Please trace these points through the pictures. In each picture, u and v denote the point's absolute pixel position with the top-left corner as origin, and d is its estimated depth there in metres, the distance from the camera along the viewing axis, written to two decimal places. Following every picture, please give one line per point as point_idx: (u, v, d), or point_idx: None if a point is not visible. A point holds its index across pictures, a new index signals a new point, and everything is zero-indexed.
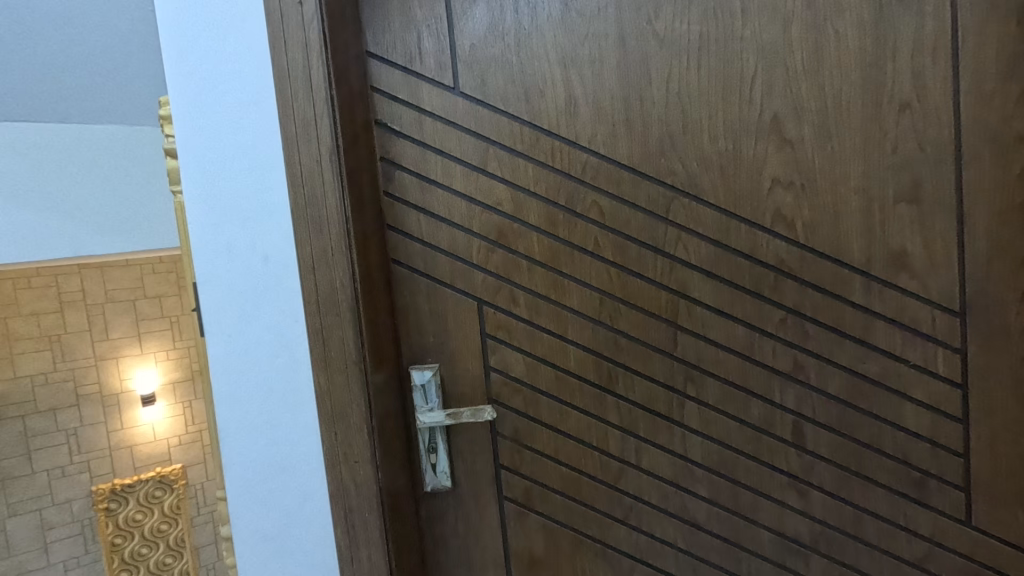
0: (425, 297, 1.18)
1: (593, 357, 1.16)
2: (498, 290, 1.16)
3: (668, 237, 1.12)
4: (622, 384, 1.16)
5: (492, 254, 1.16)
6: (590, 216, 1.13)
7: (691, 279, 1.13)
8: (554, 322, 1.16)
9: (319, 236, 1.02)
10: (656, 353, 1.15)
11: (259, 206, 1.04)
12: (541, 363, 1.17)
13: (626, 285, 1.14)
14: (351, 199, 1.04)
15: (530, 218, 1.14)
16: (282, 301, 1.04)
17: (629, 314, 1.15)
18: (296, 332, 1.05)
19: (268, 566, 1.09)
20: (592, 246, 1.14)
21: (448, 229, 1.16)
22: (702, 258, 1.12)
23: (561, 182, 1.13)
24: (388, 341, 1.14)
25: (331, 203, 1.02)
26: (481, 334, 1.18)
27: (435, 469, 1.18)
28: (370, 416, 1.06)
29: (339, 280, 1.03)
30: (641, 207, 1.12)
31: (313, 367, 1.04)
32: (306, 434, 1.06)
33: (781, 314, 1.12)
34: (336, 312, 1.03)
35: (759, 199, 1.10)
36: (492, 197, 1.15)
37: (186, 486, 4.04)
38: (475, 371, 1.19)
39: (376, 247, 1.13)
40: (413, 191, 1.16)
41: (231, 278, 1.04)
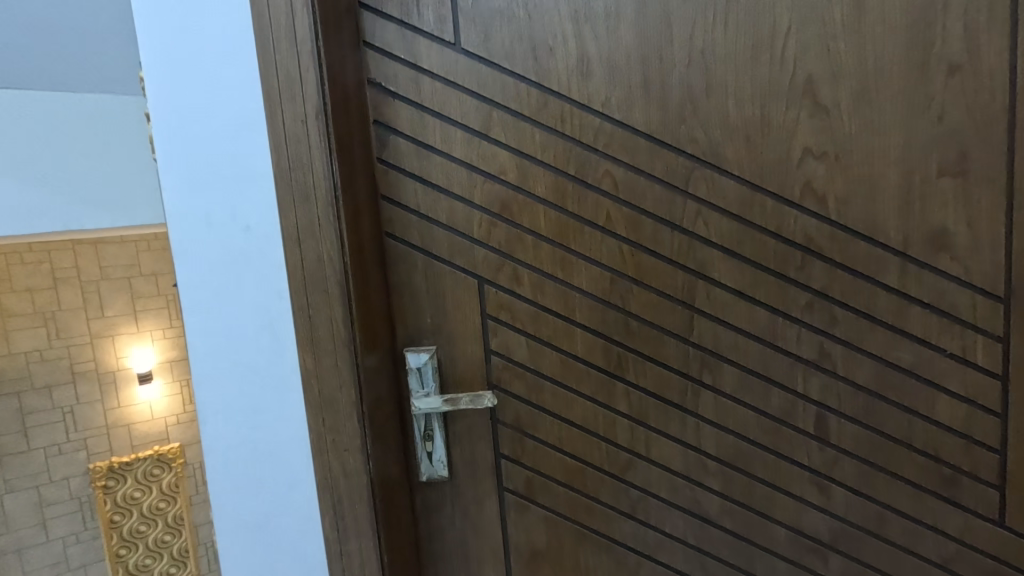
0: (422, 274, 1.09)
1: (602, 341, 1.08)
2: (500, 267, 1.08)
3: (687, 211, 1.03)
4: (633, 371, 1.08)
5: (494, 227, 1.07)
6: (602, 188, 1.04)
7: (710, 258, 1.04)
8: (560, 303, 1.07)
9: (304, 204, 0.93)
10: (670, 337, 1.06)
11: (239, 170, 0.94)
12: (546, 347, 1.09)
13: (639, 263, 1.05)
14: (340, 165, 0.95)
15: (537, 189, 1.05)
16: (265, 275, 0.96)
17: (642, 295, 1.06)
18: (280, 309, 0.96)
19: (253, 558, 1.02)
20: (604, 221, 1.05)
21: (447, 200, 1.07)
22: (723, 235, 1.03)
23: (571, 150, 1.04)
24: (380, 321, 1.06)
25: (317, 168, 0.92)
26: (481, 315, 1.09)
27: (431, 458, 1.11)
28: (361, 401, 0.98)
29: (327, 253, 0.94)
30: (658, 178, 1.03)
31: (299, 347, 0.96)
32: (292, 418, 0.98)
33: (807, 297, 1.03)
34: (324, 288, 0.95)
35: (787, 172, 1.00)
36: (495, 166, 1.05)
37: (185, 465, 4.01)
38: (474, 354, 1.10)
39: (368, 219, 1.04)
40: (409, 159, 1.06)
41: (210, 250, 0.95)
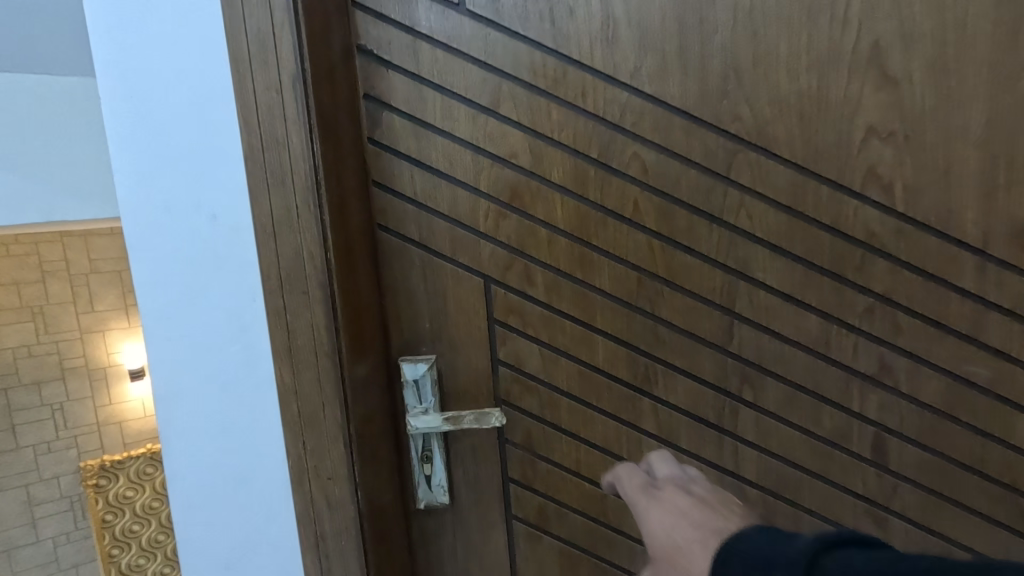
0: (420, 272, 0.95)
1: (627, 351, 0.94)
2: (510, 265, 0.93)
3: (728, 202, 0.89)
4: (662, 385, 0.94)
5: (504, 219, 0.92)
6: (628, 174, 0.90)
7: (754, 256, 0.89)
8: (580, 307, 0.93)
9: (280, 191, 0.79)
10: (706, 346, 0.92)
11: (205, 150, 0.80)
12: (562, 357, 0.95)
13: (672, 262, 0.91)
14: (324, 145, 0.80)
15: (553, 175, 0.91)
16: (235, 274, 0.81)
17: (674, 298, 0.92)
18: (254, 313, 0.82)
19: None
20: (630, 213, 0.90)
21: (449, 188, 0.92)
22: (770, 229, 0.89)
23: (593, 130, 0.89)
24: (371, 327, 0.92)
25: (295, 148, 0.78)
26: (488, 320, 0.95)
27: (430, 482, 0.98)
28: (348, 421, 0.84)
29: (306, 248, 0.80)
30: (694, 163, 0.88)
31: (274, 358, 0.82)
32: (269, 441, 0.85)
33: (867, 301, 0.89)
34: (303, 290, 0.80)
35: (846, 155, 0.86)
36: (504, 148, 0.91)
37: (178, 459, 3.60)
38: (479, 365, 0.96)
39: (357, 208, 0.89)
40: (405, 140, 0.92)
41: (172, 244, 0.81)
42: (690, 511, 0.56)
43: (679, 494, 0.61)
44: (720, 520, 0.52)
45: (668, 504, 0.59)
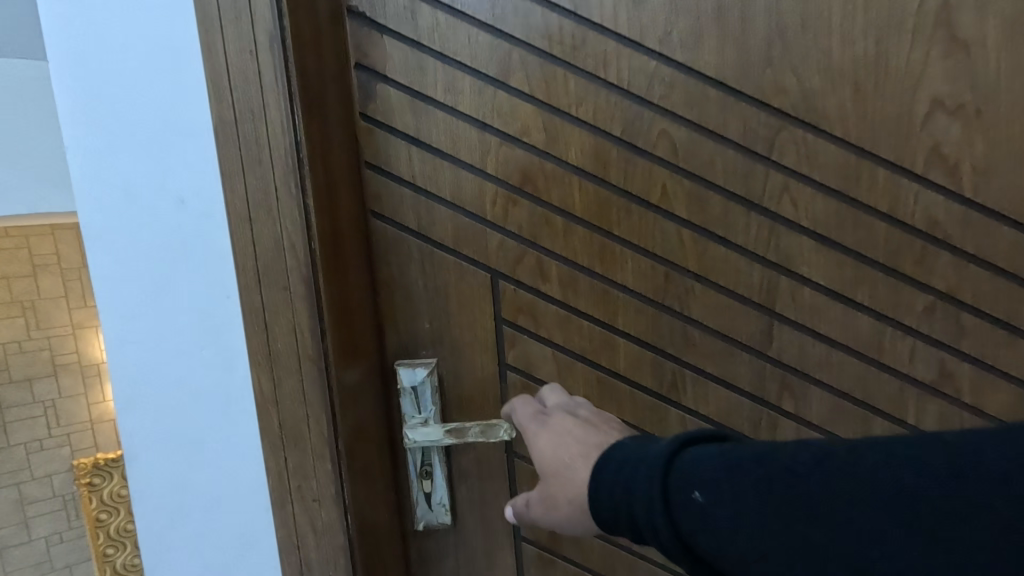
0: (419, 266, 0.84)
1: (652, 355, 0.83)
2: (520, 258, 0.83)
3: (770, 186, 0.78)
4: (691, 393, 0.84)
5: (513, 206, 0.82)
6: (656, 155, 0.79)
7: (799, 249, 0.79)
8: (599, 305, 0.83)
9: (256, 170, 0.68)
10: (742, 350, 0.82)
11: (170, 123, 0.69)
12: (578, 361, 0.84)
13: (704, 255, 0.80)
14: (306, 118, 0.69)
15: (569, 156, 0.80)
16: (206, 266, 0.71)
17: (706, 296, 0.81)
18: (228, 312, 0.71)
19: None
20: (658, 199, 0.80)
21: (451, 170, 0.82)
22: (817, 218, 0.78)
23: (616, 104, 0.78)
24: (363, 328, 0.81)
25: (273, 121, 0.67)
26: (496, 319, 0.85)
27: (430, 501, 0.87)
28: (336, 436, 0.73)
29: (287, 238, 0.69)
30: (731, 141, 0.78)
31: (251, 365, 0.72)
32: (246, 456, 0.74)
33: (927, 299, 0.78)
34: (283, 285, 0.70)
35: (906, 133, 0.75)
36: (514, 124, 0.80)
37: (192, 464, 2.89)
38: (486, 370, 0.86)
39: (347, 193, 0.78)
40: (402, 116, 0.81)
41: (136, 232, 0.71)
42: (574, 430, 0.62)
43: (566, 419, 0.65)
44: (603, 439, 0.59)
45: (556, 429, 0.64)
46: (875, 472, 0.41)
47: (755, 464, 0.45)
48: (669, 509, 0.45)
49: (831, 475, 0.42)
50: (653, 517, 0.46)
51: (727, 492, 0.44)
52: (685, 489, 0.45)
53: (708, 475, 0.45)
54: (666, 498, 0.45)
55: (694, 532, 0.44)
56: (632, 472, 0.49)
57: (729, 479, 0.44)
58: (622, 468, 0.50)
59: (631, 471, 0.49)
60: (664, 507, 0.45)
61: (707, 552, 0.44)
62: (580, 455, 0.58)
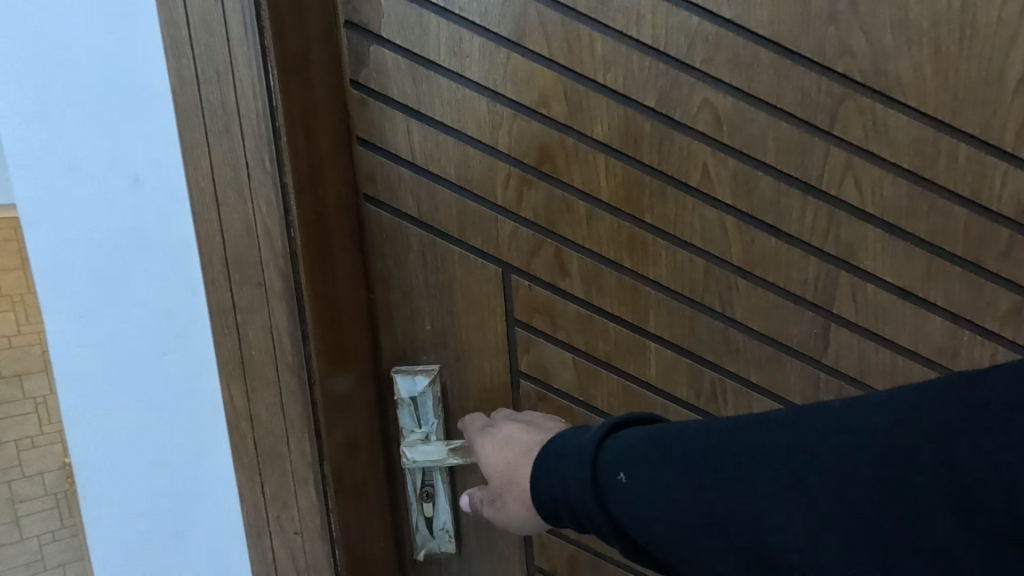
0: (420, 258, 0.73)
1: (688, 361, 0.72)
2: (536, 250, 0.72)
3: (830, 166, 0.66)
4: (733, 406, 0.73)
5: (529, 189, 0.70)
6: (696, 129, 0.67)
7: (862, 239, 0.67)
8: (628, 304, 0.71)
9: (223, 141, 0.56)
10: (791, 357, 0.71)
11: (120, 83, 0.57)
12: (603, 369, 0.73)
13: (750, 247, 0.69)
14: (284, 79, 0.58)
15: (594, 130, 0.68)
16: (167, 257, 0.59)
17: (751, 294, 0.70)
18: (193, 312, 0.60)
19: None
20: (698, 181, 0.68)
21: (457, 147, 0.70)
22: (884, 204, 0.67)
23: (650, 68, 0.67)
24: (355, 330, 0.70)
25: (243, 82, 0.56)
26: (508, 320, 0.74)
27: (432, 527, 0.77)
28: (321, 457, 0.62)
29: (261, 223, 0.58)
30: (786, 112, 0.66)
31: (220, 374, 0.60)
32: (216, 480, 0.63)
33: (1012, 299, 0.67)
34: (257, 280, 0.59)
35: (996, 103, 0.63)
36: (531, 93, 0.68)
37: None
38: (496, 378, 0.75)
39: (335, 173, 0.67)
40: (399, 83, 0.69)
41: (80, 216, 0.59)
42: (519, 434, 0.63)
43: (512, 425, 0.65)
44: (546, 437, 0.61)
45: (502, 438, 0.64)
46: (776, 441, 0.44)
47: (670, 447, 0.48)
48: (598, 491, 0.49)
49: (726, 446, 0.46)
50: (584, 498, 0.49)
51: (646, 472, 0.47)
52: (610, 470, 0.49)
53: (629, 456, 0.49)
54: (594, 481, 0.49)
55: (621, 510, 0.48)
56: (564, 460, 0.52)
57: (653, 464, 0.47)
58: (561, 461, 0.52)
59: (566, 462, 0.51)
60: (593, 489, 0.49)
61: (638, 534, 0.47)
62: (523, 452, 0.61)
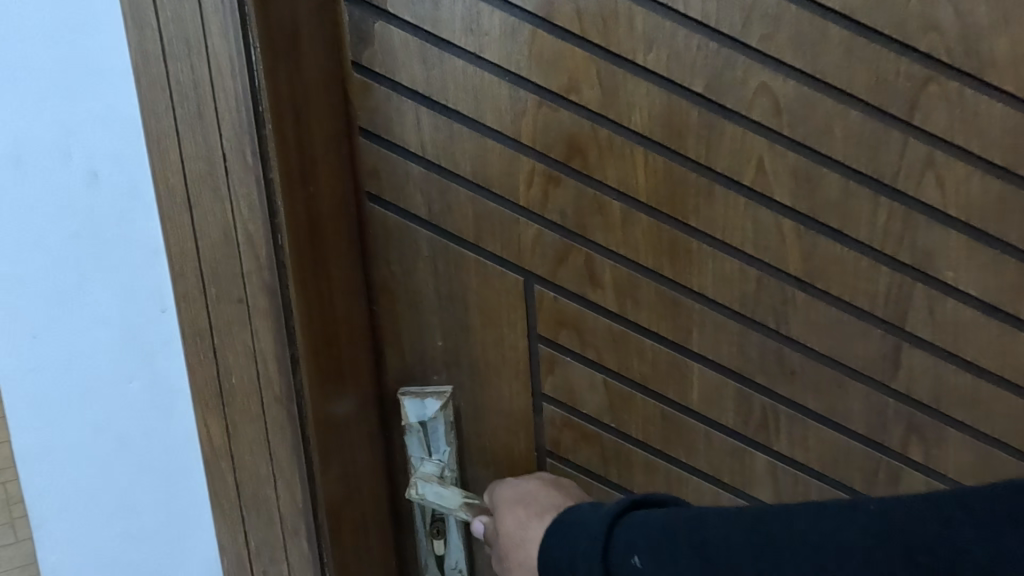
0: (431, 265, 0.64)
1: (734, 384, 0.63)
2: (563, 257, 0.63)
3: (907, 162, 0.57)
4: (787, 435, 0.64)
5: (555, 187, 0.61)
6: (751, 119, 0.58)
7: (943, 247, 0.58)
8: (667, 319, 0.63)
9: (197, 134, 0.48)
10: (855, 380, 0.62)
11: (70, 61, 0.47)
12: (637, 392, 0.65)
13: (811, 255, 0.60)
14: (269, 57, 0.49)
15: (632, 120, 0.59)
16: (129, 268, 0.50)
17: (809, 309, 0.61)
18: (163, 331, 0.52)
19: None
20: (751, 179, 0.59)
21: (473, 139, 0.61)
22: (970, 206, 0.57)
23: (698, 47, 0.57)
24: (354, 349, 0.62)
25: (220, 61, 0.47)
26: (530, 336, 0.65)
27: (443, 566, 0.69)
28: (316, 500, 0.55)
29: (242, 229, 0.49)
30: (857, 99, 0.57)
31: (197, 405, 0.52)
32: (193, 522, 0.55)
33: None
34: (237, 296, 0.50)
35: None
36: (559, 77, 0.59)
37: None
38: (516, 401, 0.66)
39: (331, 169, 0.58)
40: (408, 64, 0.60)
41: (18, 218, 0.49)
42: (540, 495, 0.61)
43: (535, 483, 0.63)
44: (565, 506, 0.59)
45: (522, 493, 0.61)
46: (800, 536, 0.43)
47: (689, 535, 0.46)
48: None
49: (749, 541, 0.44)
50: None
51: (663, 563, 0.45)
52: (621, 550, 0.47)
53: (645, 544, 0.47)
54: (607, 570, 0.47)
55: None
56: (574, 543, 0.51)
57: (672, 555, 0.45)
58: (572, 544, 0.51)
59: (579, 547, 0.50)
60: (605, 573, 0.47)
61: None
62: (537, 515, 0.58)
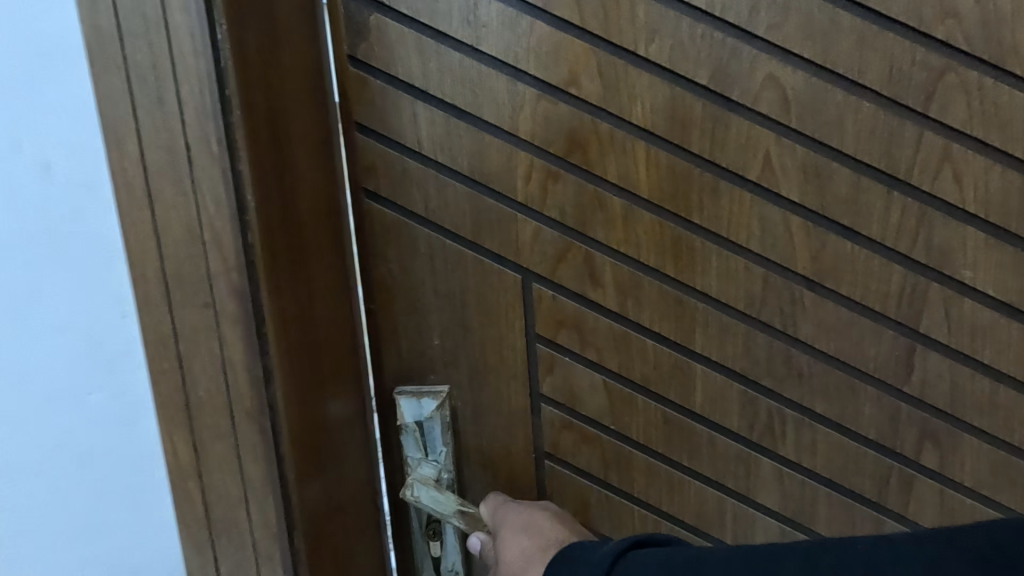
0: (428, 263, 0.63)
1: (739, 387, 0.61)
2: (562, 255, 0.61)
3: (922, 156, 0.55)
4: (794, 440, 0.61)
5: (554, 183, 0.60)
6: (757, 112, 0.56)
7: (960, 244, 0.56)
8: (670, 319, 0.61)
9: (160, 128, 0.44)
10: (866, 384, 0.59)
11: (11, 41, 0.42)
12: (638, 394, 0.63)
13: (820, 253, 0.58)
14: (240, 58, 0.46)
15: (634, 114, 0.58)
16: (84, 270, 0.46)
17: (819, 309, 0.59)
18: (124, 338, 0.48)
19: None
20: (757, 174, 0.57)
21: (470, 134, 0.60)
22: (990, 201, 0.55)
23: (703, 37, 0.55)
24: (338, 355, 0.60)
25: (183, 45, 0.43)
26: (529, 336, 0.63)
27: (439, 568, 0.68)
28: (290, 519, 0.53)
29: (208, 228, 0.46)
30: (870, 90, 0.54)
31: (161, 421, 0.49)
32: (164, 538, 0.52)
33: None
34: (205, 300, 0.47)
35: None
36: (558, 69, 0.57)
37: None
38: (514, 401, 0.65)
39: (314, 169, 0.56)
40: (405, 57, 0.59)
41: None
42: (543, 528, 0.59)
43: (539, 513, 0.61)
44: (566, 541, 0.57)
45: (524, 525, 0.59)
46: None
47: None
48: None
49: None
50: None
51: None
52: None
53: None
54: None
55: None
56: None
57: None
58: None
59: None
60: None
61: None
62: (540, 551, 0.56)
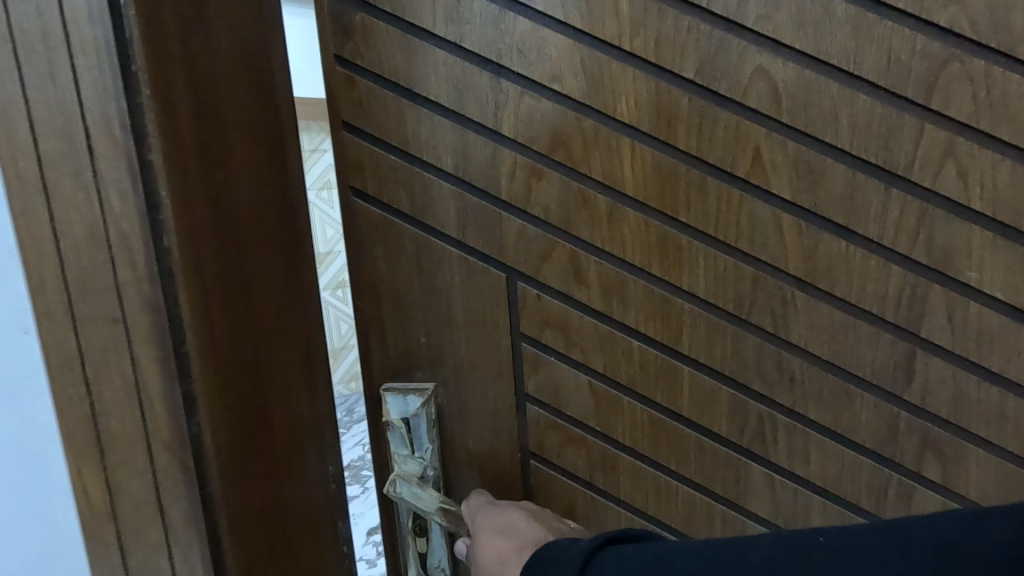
0: (413, 261, 0.63)
1: (728, 390, 0.59)
2: (546, 254, 0.60)
3: (924, 150, 0.52)
4: (786, 446, 0.59)
5: (538, 181, 0.59)
6: (747, 106, 0.54)
7: (964, 244, 0.53)
8: (655, 319, 0.59)
9: (54, 118, 0.40)
10: (862, 390, 0.57)
11: None
12: (623, 395, 0.62)
13: (813, 253, 0.55)
14: (159, 69, 0.42)
15: (619, 110, 0.56)
16: None
17: (812, 312, 0.56)
18: (25, 356, 0.44)
19: None
20: (747, 171, 0.55)
21: (454, 131, 0.60)
22: (998, 199, 0.51)
23: (689, 30, 0.54)
24: (288, 368, 0.57)
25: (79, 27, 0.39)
26: (514, 335, 0.63)
27: (426, 565, 0.68)
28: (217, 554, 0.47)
29: (113, 229, 0.42)
30: (867, 81, 0.52)
31: (67, 445, 0.45)
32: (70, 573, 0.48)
33: None
34: (113, 314, 0.43)
35: None
36: (542, 66, 0.57)
37: None
38: (500, 400, 0.65)
39: (258, 177, 0.54)
40: (390, 56, 0.59)
41: None
42: (518, 525, 0.59)
43: (515, 511, 0.61)
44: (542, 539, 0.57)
45: (501, 523, 0.59)
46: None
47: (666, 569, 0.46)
48: None
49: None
50: None
51: None
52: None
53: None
54: None
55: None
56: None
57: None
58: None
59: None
60: None
61: None
62: (515, 550, 0.57)
